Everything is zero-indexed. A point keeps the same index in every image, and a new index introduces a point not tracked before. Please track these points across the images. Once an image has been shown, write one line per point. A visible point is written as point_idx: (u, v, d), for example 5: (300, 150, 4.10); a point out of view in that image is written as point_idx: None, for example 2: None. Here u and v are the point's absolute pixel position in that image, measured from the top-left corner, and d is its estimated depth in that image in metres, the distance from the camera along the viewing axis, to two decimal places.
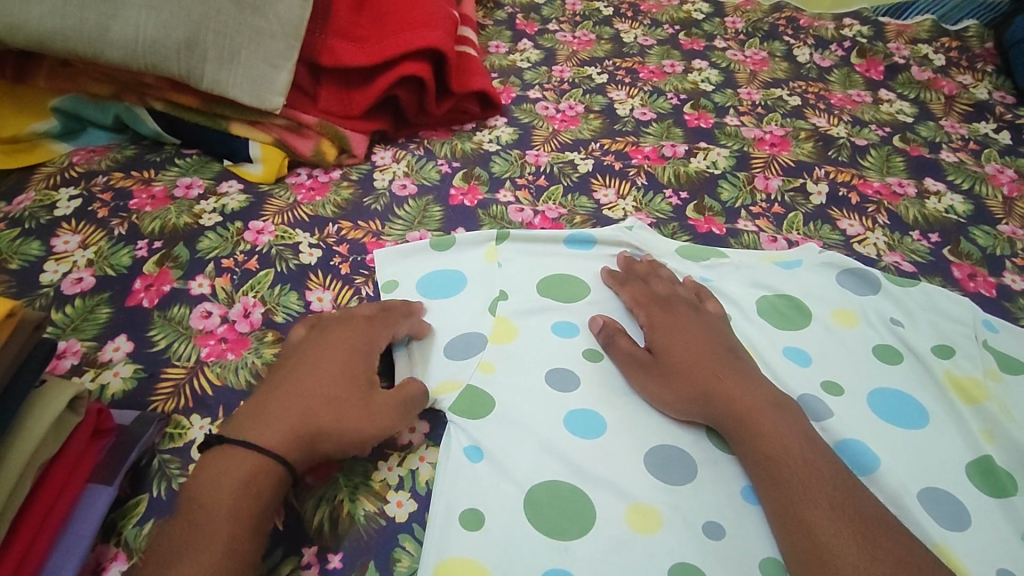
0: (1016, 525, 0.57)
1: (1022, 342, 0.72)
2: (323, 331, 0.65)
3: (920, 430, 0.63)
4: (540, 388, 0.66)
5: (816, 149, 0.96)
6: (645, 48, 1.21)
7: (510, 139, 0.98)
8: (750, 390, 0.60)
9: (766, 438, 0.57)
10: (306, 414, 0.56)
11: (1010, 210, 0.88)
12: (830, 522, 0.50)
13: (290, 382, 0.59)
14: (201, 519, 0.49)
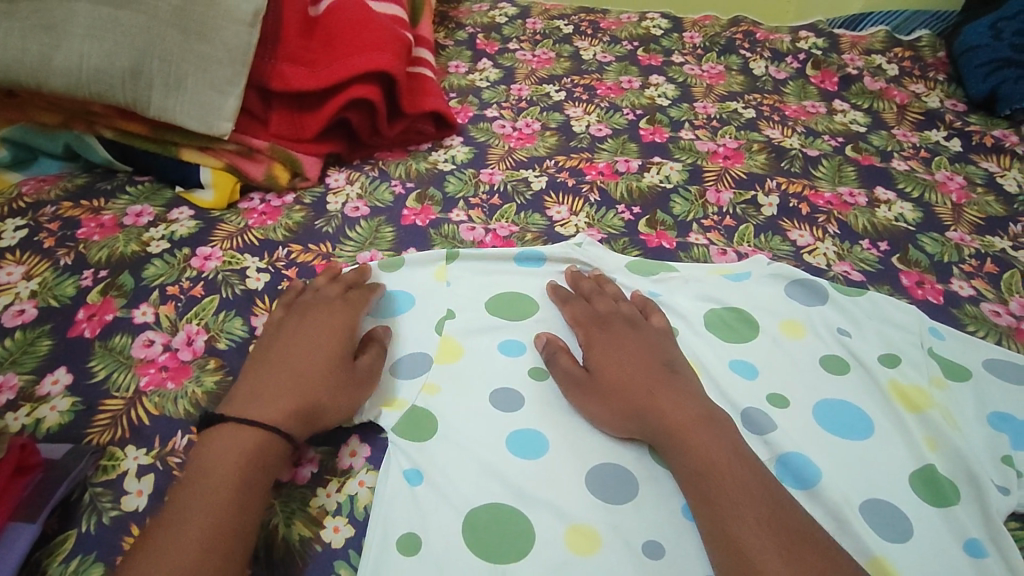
0: (957, 536, 0.56)
1: (968, 348, 0.71)
2: (297, 319, 0.69)
3: (863, 441, 0.63)
4: (483, 407, 0.65)
5: (769, 161, 0.97)
6: (604, 64, 1.23)
7: (465, 158, 0.99)
8: (682, 404, 0.60)
9: (696, 452, 0.56)
10: (308, 390, 0.61)
11: (959, 216, 0.88)
12: (756, 538, 0.50)
13: (289, 363, 0.63)
14: (180, 522, 0.50)
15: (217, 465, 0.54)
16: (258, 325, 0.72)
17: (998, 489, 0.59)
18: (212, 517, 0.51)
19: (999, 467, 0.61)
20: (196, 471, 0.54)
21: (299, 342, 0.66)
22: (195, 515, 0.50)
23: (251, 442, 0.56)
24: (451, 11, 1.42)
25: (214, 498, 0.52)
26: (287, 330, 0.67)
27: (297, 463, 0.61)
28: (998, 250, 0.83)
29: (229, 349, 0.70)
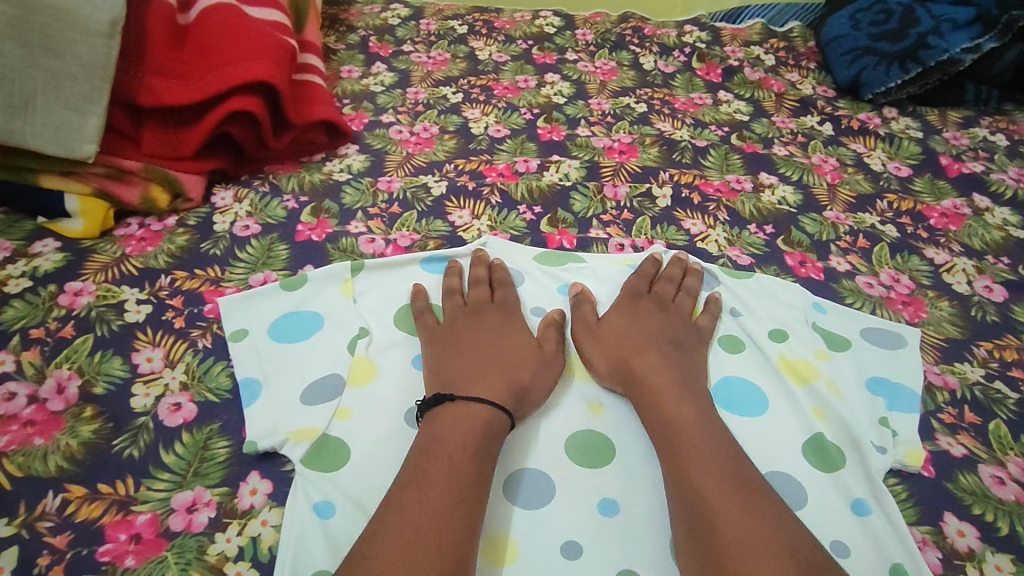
0: (846, 499, 0.60)
1: (847, 320, 0.76)
2: (489, 316, 0.72)
3: (761, 418, 0.66)
4: (398, 428, 0.63)
5: (662, 153, 1.01)
6: (499, 64, 1.23)
7: (361, 167, 0.96)
8: (664, 370, 0.65)
9: (678, 422, 0.60)
10: (509, 376, 0.64)
11: (834, 196, 0.94)
12: (716, 488, 0.54)
13: (461, 360, 0.66)
14: (408, 520, 0.50)
15: (447, 464, 0.55)
16: (140, 361, 0.67)
17: (875, 449, 0.63)
18: (408, 543, 0.49)
19: (877, 428, 0.66)
20: (419, 471, 0.54)
21: (502, 334, 0.70)
22: (408, 524, 0.50)
23: (478, 434, 0.58)
24: (342, 13, 1.38)
25: (446, 496, 0.52)
26: (496, 328, 0.70)
27: (191, 509, 0.56)
28: (869, 225, 0.89)
29: (107, 394, 0.64)
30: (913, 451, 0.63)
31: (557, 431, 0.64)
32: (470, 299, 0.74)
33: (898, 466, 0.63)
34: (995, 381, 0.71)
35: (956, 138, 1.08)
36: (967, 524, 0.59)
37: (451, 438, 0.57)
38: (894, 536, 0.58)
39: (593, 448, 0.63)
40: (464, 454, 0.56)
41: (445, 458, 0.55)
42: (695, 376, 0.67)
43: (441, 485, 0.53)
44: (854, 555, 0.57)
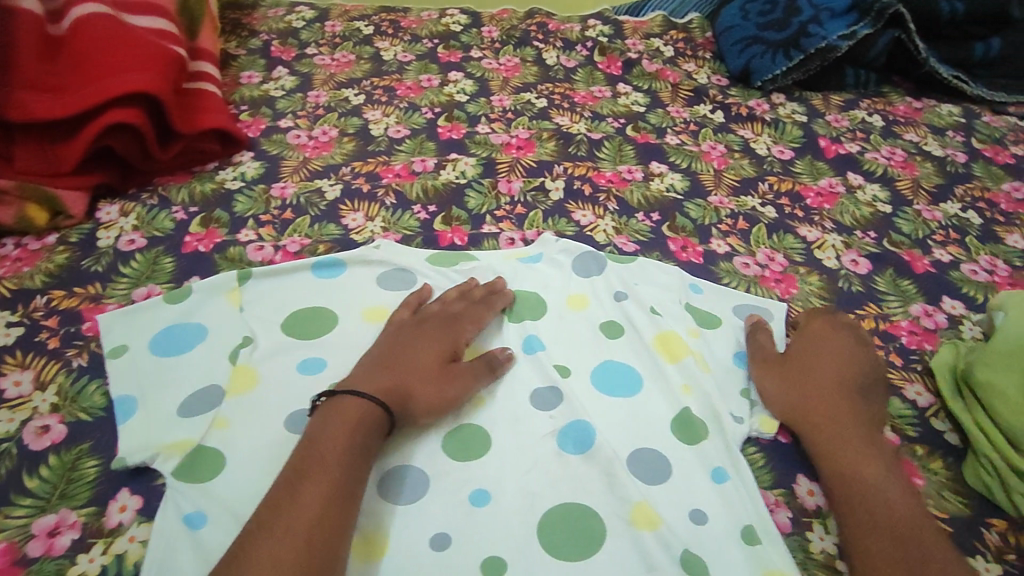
0: (705, 469, 0.64)
1: (721, 299, 0.81)
2: (438, 321, 0.72)
3: (634, 398, 0.70)
4: (275, 432, 0.65)
5: (558, 147, 1.03)
6: (404, 64, 1.23)
7: (255, 174, 0.96)
8: (816, 389, 0.68)
9: (846, 448, 0.62)
10: (397, 382, 0.64)
11: (720, 181, 0.99)
12: (900, 500, 0.58)
13: (388, 360, 0.66)
14: (282, 522, 0.51)
15: (329, 468, 0.55)
16: (8, 385, 0.66)
17: (733, 419, 0.68)
18: (272, 547, 0.49)
19: (738, 400, 0.70)
20: (297, 471, 0.55)
21: (433, 341, 0.69)
22: (279, 529, 0.50)
23: (351, 436, 0.58)
24: (245, 17, 1.35)
25: (320, 497, 0.53)
26: (413, 330, 0.71)
27: (54, 533, 0.56)
28: (750, 207, 0.94)
29: None
30: (768, 419, 0.68)
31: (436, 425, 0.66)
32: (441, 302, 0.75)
33: (754, 433, 0.68)
34: None
35: (838, 120, 1.14)
36: (816, 484, 0.64)
37: (331, 439, 0.57)
38: (747, 500, 0.62)
39: (470, 441, 0.65)
40: (337, 454, 0.56)
41: (319, 458, 0.56)
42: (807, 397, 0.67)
43: (317, 485, 0.54)
44: (710, 520, 0.60)
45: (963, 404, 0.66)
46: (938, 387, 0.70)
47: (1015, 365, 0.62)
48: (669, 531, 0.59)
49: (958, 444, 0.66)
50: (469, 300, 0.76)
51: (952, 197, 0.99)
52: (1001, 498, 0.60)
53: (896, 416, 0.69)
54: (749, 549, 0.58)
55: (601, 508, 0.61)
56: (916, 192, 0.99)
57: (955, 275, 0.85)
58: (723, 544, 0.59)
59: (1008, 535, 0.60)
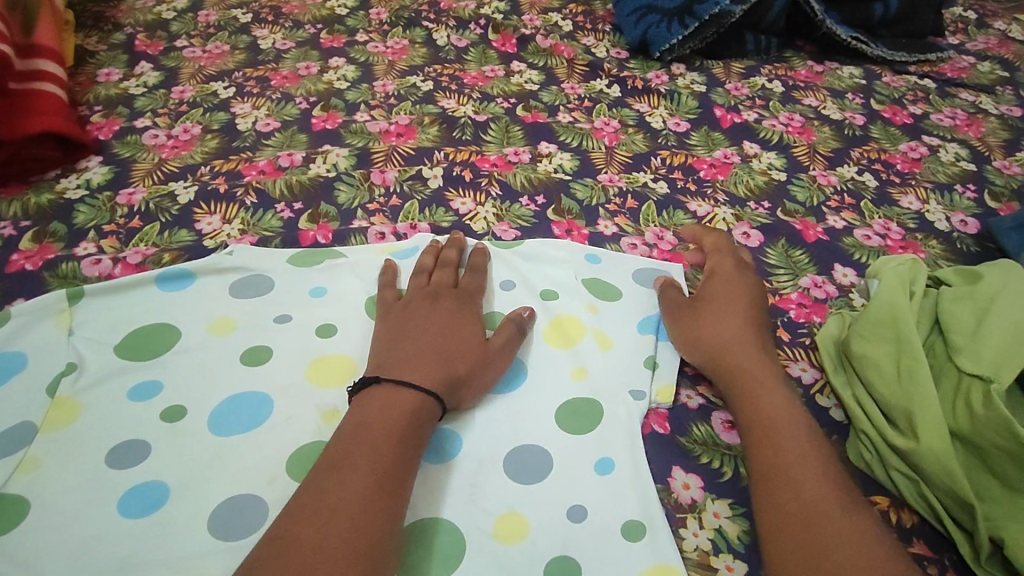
0: (589, 464, 0.59)
1: (619, 272, 0.76)
2: (447, 300, 0.66)
3: (519, 391, 0.63)
4: (93, 470, 0.57)
5: (441, 132, 0.96)
6: (282, 53, 1.15)
7: (102, 180, 0.86)
8: (738, 351, 0.63)
9: (768, 416, 0.58)
10: (445, 361, 0.59)
11: (611, 158, 0.94)
12: (814, 483, 0.52)
13: (402, 340, 0.61)
14: (321, 518, 0.47)
15: (369, 452, 0.51)
16: None
17: (633, 395, 0.64)
18: (336, 527, 0.46)
19: (641, 370, 0.66)
20: (327, 465, 0.51)
21: (447, 314, 0.64)
22: (326, 515, 0.47)
23: (401, 419, 0.54)
24: (108, 9, 1.23)
25: (367, 484, 0.49)
26: (432, 306, 0.65)
27: None
28: (640, 184, 0.89)
29: None
30: (665, 388, 0.65)
31: (283, 445, 0.59)
32: (432, 281, 0.69)
33: (653, 406, 0.64)
34: None
35: (737, 89, 1.10)
36: (692, 475, 0.59)
37: (373, 425, 0.53)
38: (633, 492, 0.57)
39: (315, 461, 0.58)
40: (390, 440, 0.52)
41: (366, 444, 0.52)
42: (736, 359, 0.62)
43: (360, 477, 0.49)
44: (590, 515, 0.55)
45: (844, 378, 0.63)
46: (821, 361, 0.66)
47: (883, 333, 0.60)
48: (534, 541, 0.54)
49: (843, 421, 0.62)
50: (449, 267, 0.71)
51: (848, 160, 0.96)
52: (879, 475, 0.57)
53: None
54: (630, 548, 0.54)
55: (457, 521, 0.55)
56: (812, 157, 0.96)
57: (847, 241, 0.82)
58: (607, 544, 0.54)
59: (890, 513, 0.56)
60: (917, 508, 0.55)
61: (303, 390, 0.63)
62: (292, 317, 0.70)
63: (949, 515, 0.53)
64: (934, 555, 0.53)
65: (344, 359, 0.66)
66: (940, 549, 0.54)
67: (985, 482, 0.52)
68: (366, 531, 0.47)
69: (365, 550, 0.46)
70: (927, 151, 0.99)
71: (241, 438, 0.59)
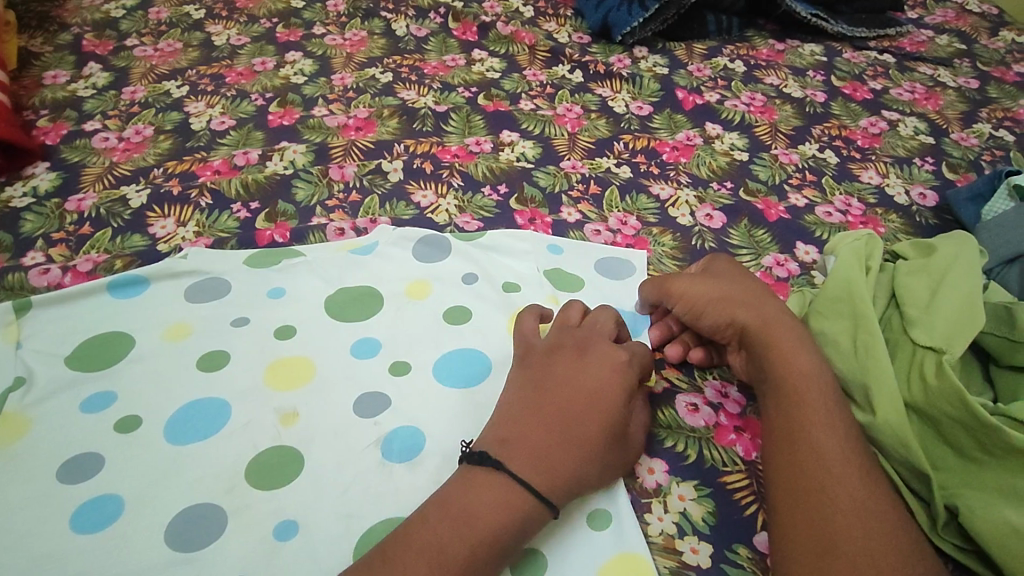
0: None
1: (581, 260, 0.76)
2: (596, 369, 0.56)
3: (482, 386, 0.63)
4: (44, 487, 0.55)
5: (401, 124, 0.95)
6: (236, 49, 1.12)
7: (50, 187, 0.84)
8: (769, 314, 0.60)
9: (795, 378, 0.55)
10: (581, 461, 0.52)
11: (574, 144, 0.93)
12: (839, 452, 0.51)
13: (543, 411, 0.53)
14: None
15: (477, 526, 0.48)
16: None
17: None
18: None
19: None
20: (406, 531, 0.48)
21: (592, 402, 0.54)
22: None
23: (524, 503, 0.49)
24: (54, 8, 1.18)
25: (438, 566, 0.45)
26: (576, 389, 0.55)
27: None
28: (603, 169, 0.89)
29: None
30: None
31: (240, 451, 0.58)
32: (589, 359, 0.57)
33: None
34: None
35: (700, 70, 1.10)
36: (657, 460, 0.59)
37: (487, 493, 0.49)
38: None
39: (275, 466, 0.57)
40: (502, 518, 0.48)
41: (453, 522, 0.48)
42: (767, 322, 0.59)
43: (460, 549, 0.46)
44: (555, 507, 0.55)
45: None
46: None
47: (842, 309, 0.60)
48: None
49: None
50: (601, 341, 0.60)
51: (809, 138, 0.96)
52: None
53: None
54: (594, 535, 0.54)
55: None
56: (774, 136, 0.96)
57: (809, 218, 0.82)
58: (571, 533, 0.54)
59: None
60: None
61: (261, 394, 0.62)
62: (249, 320, 0.68)
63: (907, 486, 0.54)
64: None
65: (303, 359, 0.65)
66: None
67: (941, 453, 0.53)
68: None
69: None
70: (887, 126, 0.99)
71: (198, 446, 0.58)
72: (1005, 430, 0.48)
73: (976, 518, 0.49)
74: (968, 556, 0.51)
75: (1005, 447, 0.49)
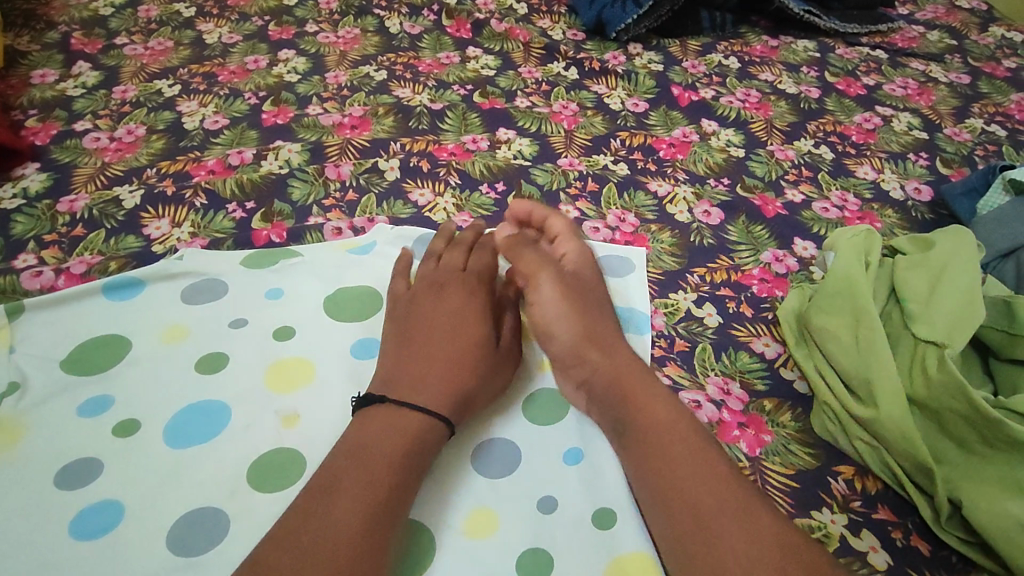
0: (557, 452, 0.58)
1: None
2: (454, 296, 0.64)
3: None
4: (41, 493, 0.54)
5: (396, 123, 0.94)
6: (227, 47, 1.10)
7: (41, 188, 0.82)
8: (598, 325, 0.62)
9: (634, 391, 0.56)
10: (455, 373, 0.58)
11: (571, 142, 0.93)
12: (683, 456, 0.51)
13: (415, 346, 0.60)
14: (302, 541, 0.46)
15: (367, 476, 0.50)
16: None
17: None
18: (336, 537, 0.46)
19: None
20: (309, 496, 0.49)
21: (453, 328, 0.61)
22: (308, 538, 0.46)
23: (410, 443, 0.53)
24: (41, 7, 1.16)
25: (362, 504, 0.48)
26: (435, 319, 0.62)
27: None
28: (600, 166, 0.88)
29: None
30: None
31: (241, 453, 0.57)
32: (449, 282, 0.66)
33: None
34: (705, 304, 0.70)
35: (694, 66, 1.10)
36: None
37: (377, 446, 0.52)
38: (603, 478, 0.57)
39: (278, 469, 0.57)
40: (391, 464, 0.51)
41: (365, 466, 0.50)
42: (595, 333, 0.61)
43: (355, 499, 0.48)
44: (561, 506, 0.55)
45: (805, 351, 0.64)
46: (783, 335, 0.66)
47: (842, 306, 0.60)
48: (505, 535, 0.53)
49: (807, 393, 0.63)
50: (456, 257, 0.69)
51: (804, 134, 0.96)
52: (843, 444, 0.57)
53: (746, 371, 0.64)
54: (601, 534, 0.53)
55: (426, 520, 0.54)
56: (770, 132, 0.96)
57: (806, 214, 0.83)
58: (578, 532, 0.53)
59: (854, 481, 0.56)
60: (879, 474, 0.56)
61: (262, 397, 0.61)
62: (248, 321, 0.68)
63: (910, 480, 0.54)
64: (897, 520, 0.54)
65: (305, 361, 0.64)
66: (903, 514, 0.54)
67: (943, 446, 0.53)
68: (361, 546, 0.46)
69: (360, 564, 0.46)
70: (881, 121, 1.00)
71: (200, 450, 0.57)
72: (1008, 423, 0.49)
73: (980, 511, 0.49)
74: (972, 548, 0.52)
75: (1007, 440, 0.49)
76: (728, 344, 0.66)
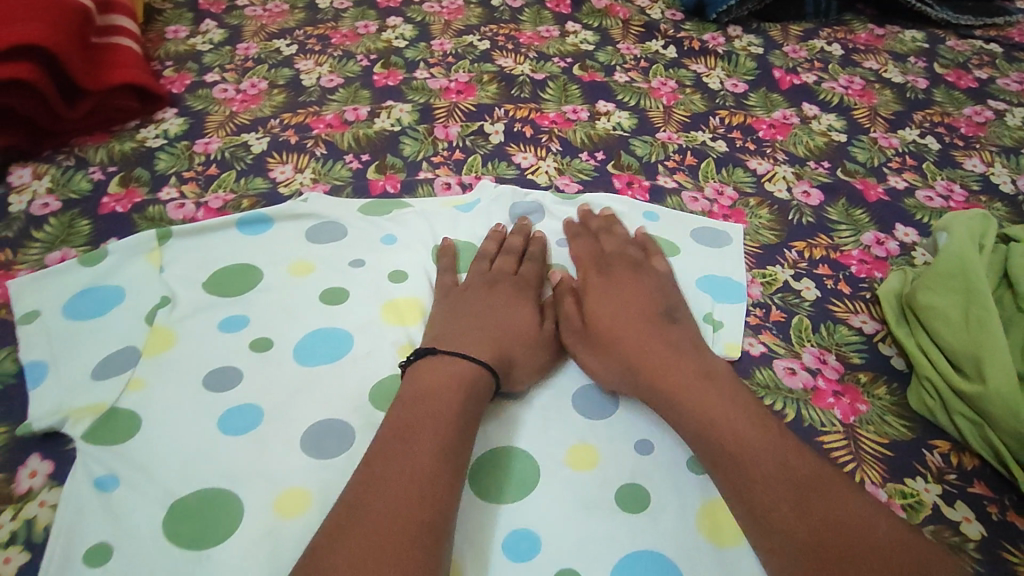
0: None
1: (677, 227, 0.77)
2: (505, 284, 0.68)
3: None
4: (193, 393, 0.61)
5: (500, 90, 0.98)
6: (339, 12, 1.16)
7: (179, 131, 0.90)
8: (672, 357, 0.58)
9: (714, 427, 0.53)
10: (502, 344, 0.61)
11: (669, 117, 0.94)
12: (798, 472, 0.49)
13: (462, 319, 0.63)
14: (394, 461, 0.50)
15: (443, 407, 0.54)
16: None
17: None
18: (417, 462, 0.50)
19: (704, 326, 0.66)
20: (393, 424, 0.53)
21: (502, 309, 0.65)
22: (391, 459, 0.50)
23: (481, 383, 0.57)
24: None
25: (449, 428, 0.53)
26: (490, 298, 0.66)
27: None
28: (699, 142, 0.90)
29: None
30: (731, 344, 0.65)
31: (362, 377, 0.63)
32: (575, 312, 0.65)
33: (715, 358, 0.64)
34: (802, 279, 0.71)
35: (796, 51, 1.09)
36: None
37: (449, 382, 0.56)
38: None
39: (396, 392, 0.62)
40: (463, 397, 0.55)
41: (440, 399, 0.55)
42: (682, 354, 0.59)
43: (433, 426, 0.52)
44: (658, 448, 0.58)
45: (907, 329, 0.64)
46: (883, 313, 0.67)
47: (952, 284, 0.61)
48: (606, 469, 0.56)
49: (904, 370, 0.63)
50: None
51: (910, 123, 0.95)
52: (942, 420, 0.58)
53: (843, 344, 0.65)
54: (699, 477, 0.56)
55: (532, 449, 0.58)
56: (873, 119, 0.95)
57: (909, 202, 0.82)
58: (675, 473, 0.56)
59: (950, 456, 0.57)
60: (978, 450, 0.56)
61: (379, 329, 0.67)
62: (366, 262, 0.73)
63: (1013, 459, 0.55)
64: (994, 496, 0.55)
65: (416, 303, 0.69)
66: (1000, 491, 0.55)
67: None
68: (447, 466, 0.50)
69: (439, 480, 0.49)
70: (993, 115, 0.97)
71: (327, 370, 0.63)
72: None
73: None
74: None
75: None
76: (825, 318, 0.68)
